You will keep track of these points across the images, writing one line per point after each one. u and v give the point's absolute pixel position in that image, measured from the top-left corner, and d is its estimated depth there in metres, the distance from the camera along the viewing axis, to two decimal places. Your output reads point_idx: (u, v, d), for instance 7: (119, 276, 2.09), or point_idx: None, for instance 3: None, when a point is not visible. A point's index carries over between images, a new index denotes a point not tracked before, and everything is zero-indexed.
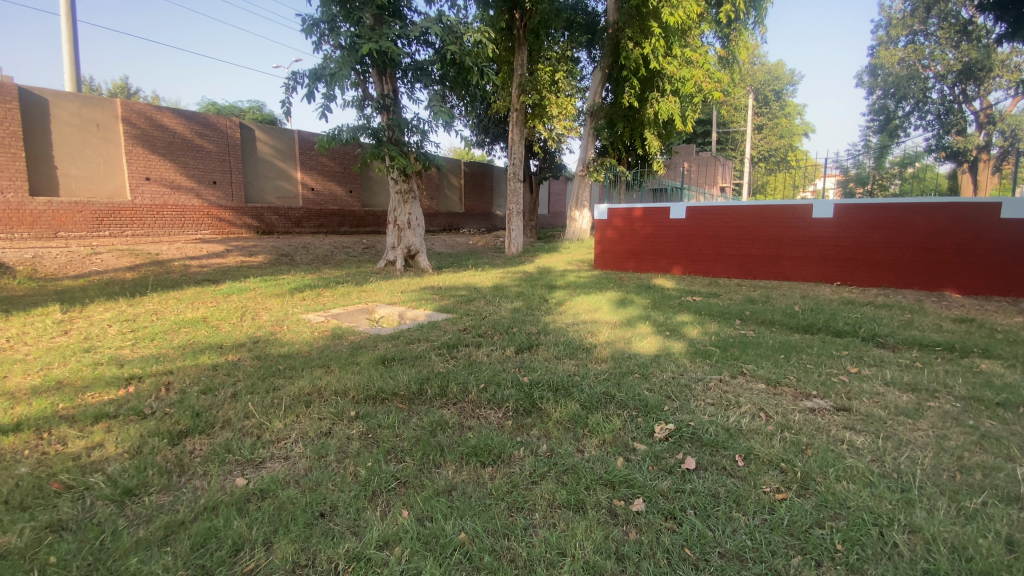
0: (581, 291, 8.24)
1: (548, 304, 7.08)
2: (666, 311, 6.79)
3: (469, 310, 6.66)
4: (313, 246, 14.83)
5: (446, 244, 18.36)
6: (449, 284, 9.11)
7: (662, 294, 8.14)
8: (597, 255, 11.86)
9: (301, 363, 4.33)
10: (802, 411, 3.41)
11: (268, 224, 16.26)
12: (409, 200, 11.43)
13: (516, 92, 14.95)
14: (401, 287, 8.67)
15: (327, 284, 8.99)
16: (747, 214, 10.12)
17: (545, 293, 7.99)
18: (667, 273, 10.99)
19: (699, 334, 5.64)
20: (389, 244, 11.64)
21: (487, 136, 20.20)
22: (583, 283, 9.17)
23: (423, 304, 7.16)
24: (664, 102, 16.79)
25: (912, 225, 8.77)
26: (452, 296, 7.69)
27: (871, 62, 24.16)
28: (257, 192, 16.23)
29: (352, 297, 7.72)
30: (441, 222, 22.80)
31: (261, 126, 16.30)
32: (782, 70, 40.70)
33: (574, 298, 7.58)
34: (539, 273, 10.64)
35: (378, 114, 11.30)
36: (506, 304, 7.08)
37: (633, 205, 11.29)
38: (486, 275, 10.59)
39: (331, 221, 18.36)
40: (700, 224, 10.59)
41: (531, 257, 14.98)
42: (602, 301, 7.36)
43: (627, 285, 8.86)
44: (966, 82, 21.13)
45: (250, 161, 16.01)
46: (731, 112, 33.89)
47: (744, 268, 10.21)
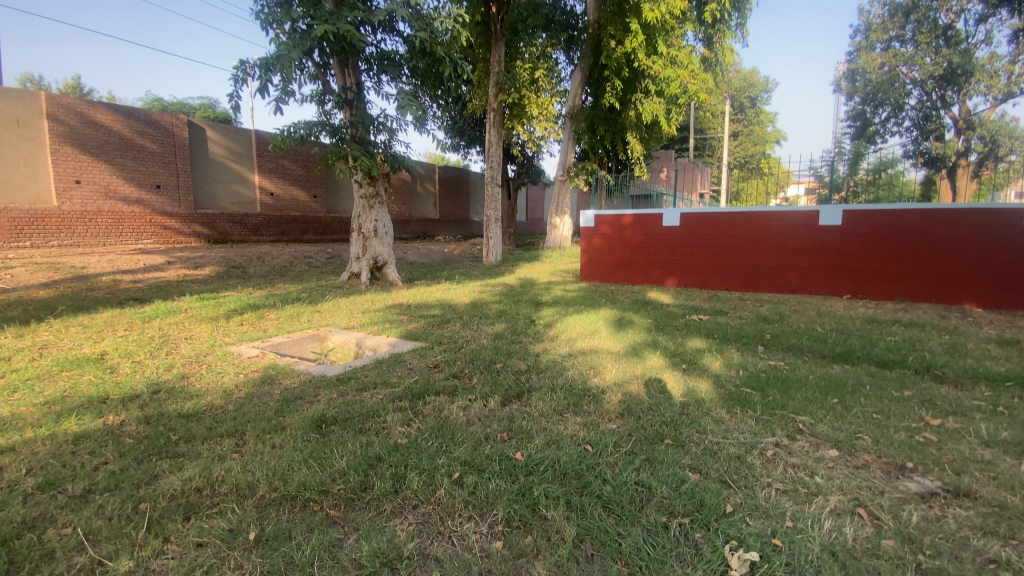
0: (570, 309, 7.20)
1: (536, 327, 6.01)
2: (675, 335, 5.79)
3: (442, 337, 5.55)
4: (270, 256, 13.45)
5: (418, 253, 17.13)
6: (420, 301, 7.96)
7: (664, 311, 7.16)
8: (583, 266, 10.82)
9: (205, 431, 3.14)
10: (912, 503, 2.43)
11: (222, 233, 14.83)
12: (375, 205, 10.19)
13: (493, 91, 13.69)
14: (364, 305, 7.52)
15: (276, 302, 7.73)
16: (747, 220, 9.23)
17: (530, 312, 6.92)
18: (659, 284, 10.02)
19: (723, 367, 4.64)
20: (353, 254, 10.39)
21: (462, 139, 19.08)
22: (573, 298, 8.12)
23: (387, 329, 6.00)
24: (648, 103, 15.99)
25: (930, 232, 7.99)
26: (422, 318, 6.54)
27: (849, 68, 24.02)
28: (210, 197, 14.77)
29: (302, 320, 6.50)
30: (414, 229, 21.61)
31: (213, 125, 14.84)
32: (756, 77, 40.73)
33: (565, 318, 6.52)
34: (522, 287, 9.57)
35: (340, 111, 10.13)
36: (487, 328, 5.98)
37: (622, 211, 10.30)
38: (462, 289, 9.48)
39: (293, 228, 16.99)
40: (695, 232, 9.66)
41: (511, 267, 13.91)
42: (598, 322, 6.33)
43: (622, 301, 7.87)
44: (945, 88, 21.04)
45: (201, 163, 14.54)
46: (708, 117, 33.55)
47: (744, 280, 9.32)
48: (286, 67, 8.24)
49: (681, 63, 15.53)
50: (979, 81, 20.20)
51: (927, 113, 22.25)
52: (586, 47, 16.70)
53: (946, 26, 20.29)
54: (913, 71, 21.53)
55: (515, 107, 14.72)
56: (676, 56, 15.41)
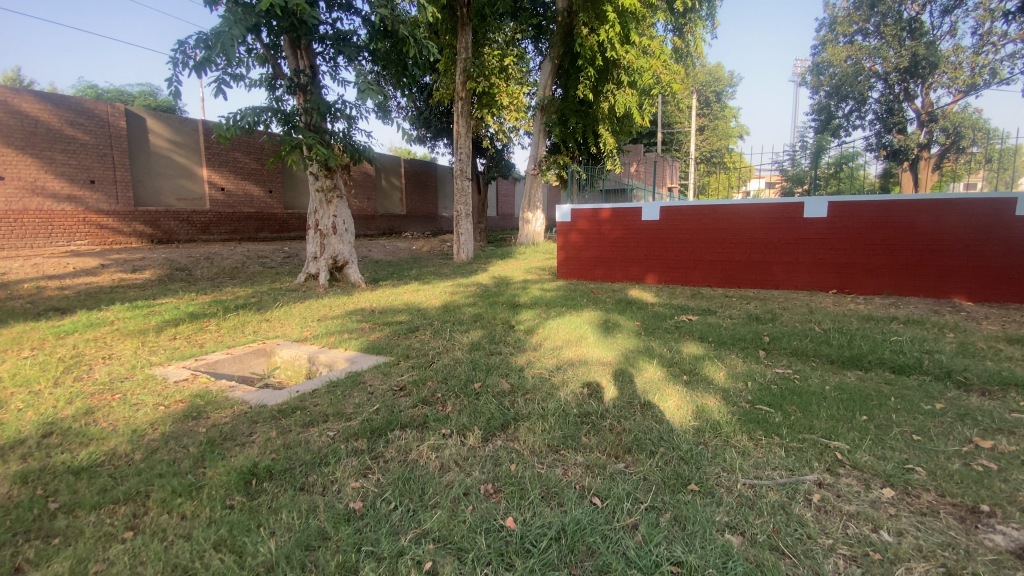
0: (552, 311, 6.62)
1: (516, 333, 5.40)
2: (669, 339, 5.27)
3: (410, 348, 4.86)
4: (220, 256, 12.40)
5: (385, 251, 16.26)
6: (386, 305, 7.24)
7: (652, 311, 6.66)
8: (559, 263, 10.20)
9: (97, 497, 2.41)
10: (1011, 569, 1.94)
11: (167, 232, 13.63)
12: (334, 200, 9.34)
13: (461, 79, 12.97)
14: (324, 312, 6.75)
15: (223, 310, 6.85)
16: (731, 213, 8.77)
17: (507, 316, 6.29)
18: (639, 282, 9.49)
19: (731, 376, 4.13)
20: (310, 253, 9.52)
21: (428, 131, 18.21)
22: (552, 298, 7.53)
23: (348, 340, 5.27)
24: (621, 94, 15.54)
25: (918, 224, 7.75)
26: (387, 326, 5.83)
27: (814, 61, 24.24)
28: (152, 193, 13.52)
29: (249, 332, 5.69)
30: (379, 225, 20.67)
31: (155, 114, 13.59)
32: (721, 72, 41.12)
33: (547, 322, 5.93)
34: (497, 287, 8.94)
35: (294, 97, 9.27)
36: (462, 335, 5.33)
37: (600, 205, 9.73)
38: (431, 290, 8.78)
39: (247, 226, 15.87)
40: (676, 226, 9.16)
41: (483, 265, 13.25)
42: (584, 326, 5.75)
43: (606, 301, 7.33)
44: (909, 80, 21.42)
45: (142, 156, 13.28)
46: (677, 111, 33.53)
47: (728, 276, 8.88)
48: (228, 46, 7.32)
49: (654, 52, 15.12)
50: (942, 73, 20.60)
51: (891, 106, 22.65)
52: (557, 35, 16.11)
53: (910, 19, 20.68)
54: (878, 64, 21.81)
55: (484, 96, 14.00)
56: (649, 46, 14.98)
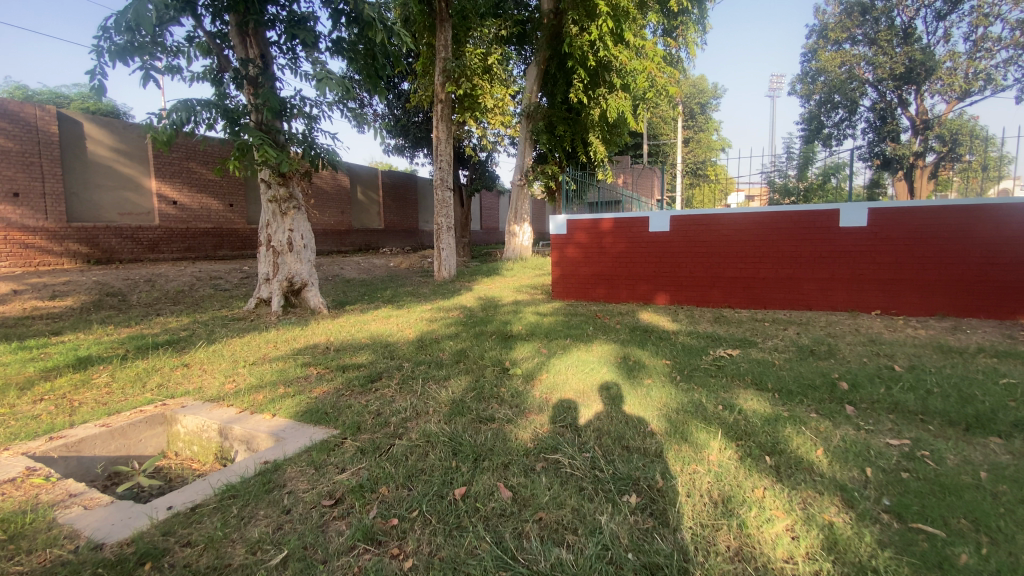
0: (555, 345, 5.25)
1: (515, 382, 4.05)
2: (716, 388, 3.98)
3: (367, 413, 3.46)
4: (166, 278, 10.86)
5: (358, 268, 14.79)
6: (346, 340, 5.80)
7: (677, 342, 5.37)
8: (554, 282, 8.83)
9: None
10: None
11: (108, 251, 12.01)
12: (290, 211, 7.88)
13: (440, 79, 11.66)
14: (265, 351, 5.32)
15: (135, 350, 5.36)
16: (754, 223, 7.47)
17: (499, 353, 4.92)
18: (648, 303, 8.15)
19: (832, 453, 2.84)
20: (262, 275, 8.06)
21: (406, 140, 16.89)
22: (552, 326, 6.20)
23: (284, 396, 3.88)
24: (614, 98, 14.41)
25: (975, 233, 6.54)
26: (341, 375, 4.41)
27: (805, 69, 23.52)
28: (91, 208, 11.89)
29: (151, 387, 4.23)
30: (354, 241, 19.24)
31: (95, 119, 12.00)
32: (705, 84, 40.55)
33: (550, 362, 4.58)
34: (484, 311, 7.57)
35: (242, 93, 7.86)
36: (439, 387, 3.95)
37: (600, 215, 8.40)
38: (406, 316, 7.39)
39: (204, 243, 14.31)
40: (689, 239, 7.82)
41: (468, 283, 11.89)
42: (602, 368, 4.40)
43: (617, 329, 6.00)
44: (902, 87, 20.64)
45: (78, 166, 11.64)
46: (662, 121, 32.62)
47: (751, 295, 7.58)
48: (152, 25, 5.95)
49: (647, 54, 14.10)
50: (937, 78, 19.88)
51: (883, 114, 21.87)
52: (542, 38, 15.04)
53: (902, 25, 20.16)
54: (871, 70, 21.04)
55: (465, 99, 12.73)
56: (642, 46, 13.98)
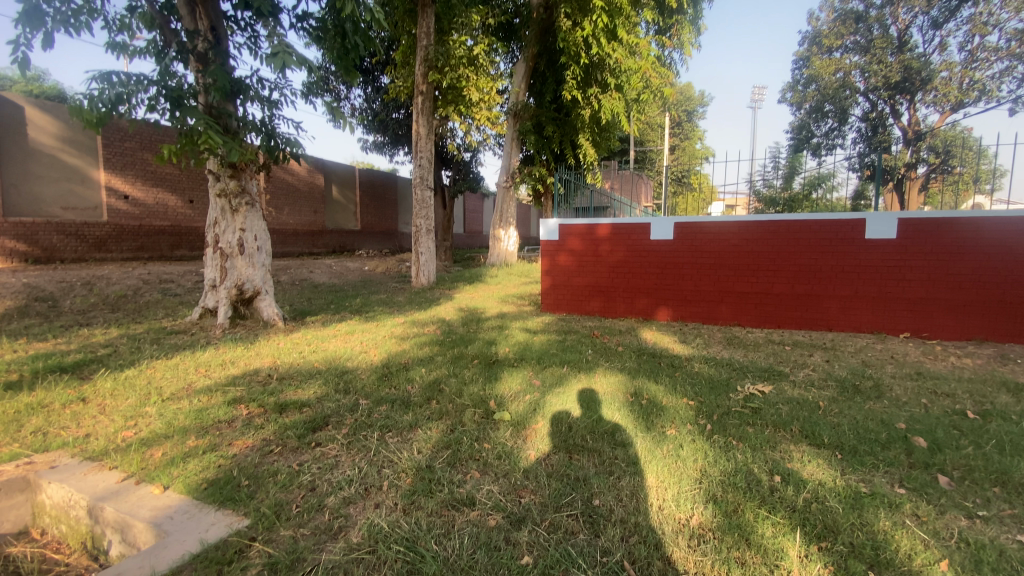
0: (549, 376, 4.31)
1: (501, 435, 3.10)
2: (760, 445, 3.10)
3: (298, 489, 2.49)
4: (108, 280, 9.66)
5: (330, 272, 13.68)
6: (295, 365, 4.79)
7: (697, 374, 4.47)
8: (544, 293, 7.90)
9: None
10: None
11: (49, 249, 10.72)
12: (241, 208, 6.82)
13: (421, 69, 10.70)
14: (191, 382, 4.26)
15: (22, 374, 4.23)
16: (771, 233, 6.63)
17: (481, 387, 3.96)
18: (648, 319, 7.27)
19: (963, 569, 1.97)
20: (207, 281, 6.98)
21: (385, 136, 15.87)
22: (545, 348, 5.28)
23: (189, 455, 2.86)
24: (607, 98, 13.78)
25: (1018, 250, 5.79)
26: (277, 420, 3.40)
27: (796, 77, 23.07)
28: (29, 201, 10.58)
29: (25, 432, 3.09)
30: (328, 242, 18.12)
31: (38, 103, 10.73)
32: (692, 92, 40.09)
33: (546, 402, 3.65)
34: (465, 326, 6.61)
35: (189, 71, 6.78)
36: (403, 443, 2.99)
37: (596, 220, 7.50)
38: (374, 331, 6.40)
39: (159, 242, 13.10)
40: (696, 249, 6.96)
41: (448, 291, 10.91)
42: (610, 411, 3.50)
43: (621, 354, 5.08)
44: (896, 96, 20.27)
45: (15, 155, 10.34)
46: (650, 127, 32.00)
47: (764, 312, 6.76)
48: None
49: (642, 53, 13.19)
50: (931, 89, 19.61)
51: (874, 124, 21.48)
52: (531, 34, 14.17)
53: (898, 35, 19.86)
54: (863, 79, 20.62)
55: (449, 91, 11.77)
56: (636, 45, 13.03)
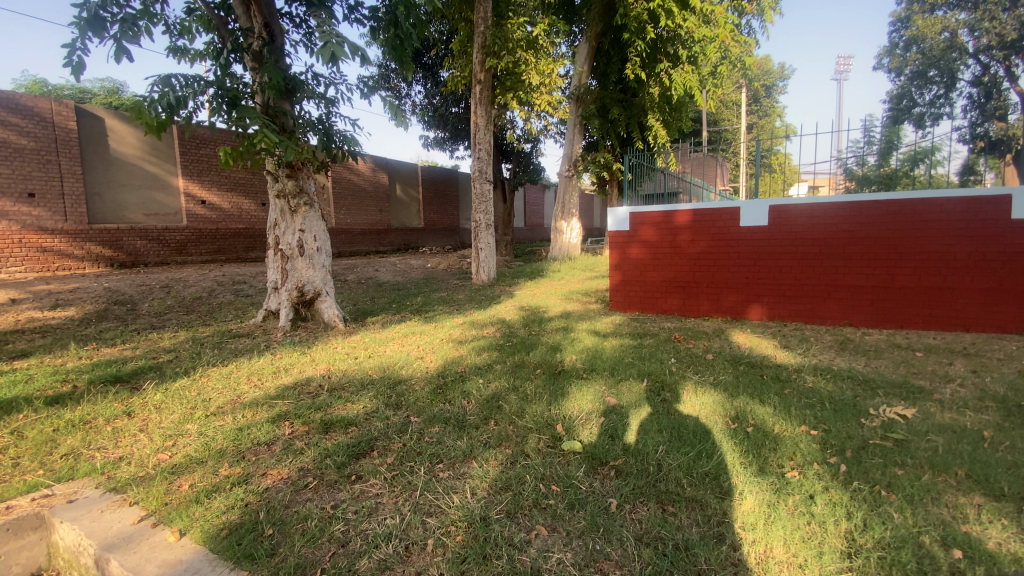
0: (626, 391, 3.68)
1: (574, 473, 2.53)
2: (918, 498, 2.33)
3: (327, 543, 2.07)
4: (186, 283, 10.05)
5: (393, 270, 13.66)
6: (347, 372, 4.47)
7: (811, 391, 3.66)
8: (614, 289, 7.20)
9: None
10: None
11: (133, 253, 11.39)
12: (301, 208, 6.64)
13: (478, 56, 10.26)
14: (239, 393, 4.02)
15: (81, 384, 4.20)
16: (892, 216, 5.53)
17: (547, 405, 3.40)
18: (736, 317, 6.39)
19: None
20: (270, 283, 6.89)
21: (445, 131, 15.64)
22: (618, 354, 4.64)
23: (215, 490, 2.54)
24: (679, 73, 12.66)
25: None
26: (319, 443, 3.02)
27: (893, 39, 20.24)
28: (113, 208, 11.27)
29: (55, 457, 2.97)
30: (392, 240, 18.26)
31: (118, 114, 11.32)
32: (770, 65, 36.89)
33: (627, 427, 3.03)
34: (527, 328, 6.08)
35: (246, 71, 6.67)
36: (455, 480, 2.51)
37: (674, 206, 6.70)
38: (431, 334, 6.01)
39: (235, 244, 13.63)
40: (795, 236, 6.00)
41: (510, 287, 10.44)
42: (710, 441, 2.83)
43: (711, 363, 4.33)
44: (1012, 56, 17.16)
45: (100, 164, 11.01)
46: (725, 106, 29.74)
47: (880, 310, 5.71)
48: None
49: (718, 21, 11.83)
50: None
51: (987, 88, 18.20)
52: (593, 12, 13.33)
53: None
54: (974, 37, 17.63)
55: (508, 78, 11.26)
56: (711, 12, 11.78)
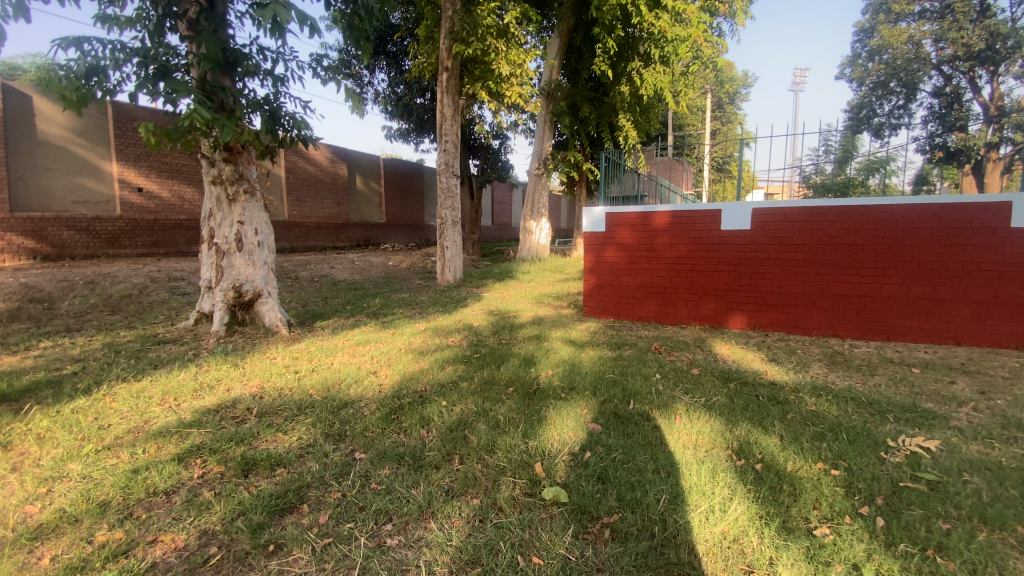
0: (613, 416, 3.18)
1: (559, 539, 2.00)
2: (980, 566, 1.92)
3: None
4: (115, 278, 9.02)
5: (352, 268, 12.83)
6: (284, 391, 3.79)
7: (815, 417, 3.27)
8: (588, 294, 6.72)
9: None
10: None
11: (58, 245, 10.15)
12: (239, 197, 5.88)
13: (446, 42, 9.63)
14: (148, 418, 3.30)
15: None
16: (880, 222, 5.28)
17: (519, 435, 2.86)
18: (717, 326, 6.04)
19: None
20: (202, 281, 6.08)
21: (409, 123, 14.87)
22: (597, 369, 4.13)
23: (80, 570, 1.89)
24: (650, 73, 12.24)
25: None
26: (234, 493, 2.37)
27: (857, 49, 20.60)
28: (37, 194, 10.02)
29: None
30: (352, 236, 17.36)
31: (44, 90, 10.06)
32: (735, 72, 37.42)
33: (619, 467, 2.52)
34: (495, 337, 5.51)
35: (179, 40, 5.80)
36: (406, 552, 1.95)
37: (653, 207, 6.26)
38: (388, 342, 5.36)
39: (176, 237, 12.50)
40: (781, 241, 5.67)
41: (477, 289, 9.86)
42: (720, 487, 2.36)
43: (701, 380, 3.89)
44: (975, 68, 17.55)
45: (22, 146, 9.75)
46: (691, 110, 29.90)
47: (867, 320, 5.45)
48: None
49: (690, 21, 11.52)
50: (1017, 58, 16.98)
51: (949, 100, 18.56)
52: (565, 6, 12.88)
53: None
54: (937, 48, 17.95)
55: (477, 67, 10.64)
56: (684, 10, 11.20)
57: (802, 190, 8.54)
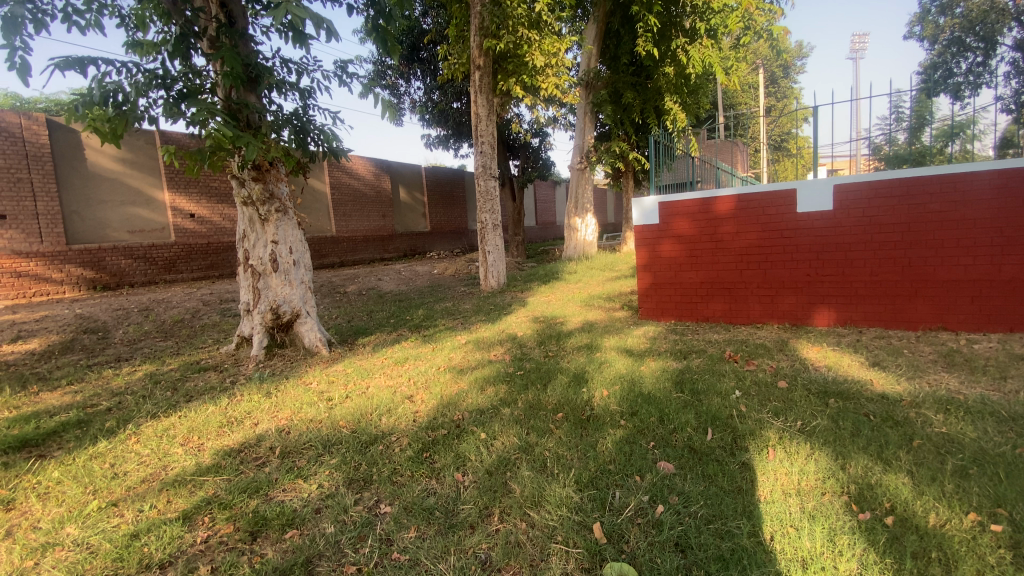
0: (688, 452, 2.62)
1: None
2: None
3: None
4: (170, 304, 9.26)
5: (397, 278, 12.72)
6: (311, 425, 3.46)
7: (951, 444, 2.56)
8: (644, 295, 6.10)
9: None
10: None
11: (117, 273, 10.62)
12: (272, 216, 5.69)
13: (477, 39, 9.27)
14: (167, 463, 3.04)
15: None
16: (996, 190, 4.39)
17: (572, 482, 2.35)
18: (798, 325, 5.28)
19: None
20: (242, 305, 5.94)
21: (446, 128, 14.63)
22: (660, 386, 3.55)
23: None
24: (697, 49, 11.26)
25: None
26: (235, 567, 2.02)
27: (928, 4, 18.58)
28: (94, 226, 10.48)
29: None
30: (398, 246, 17.37)
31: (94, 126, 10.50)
32: (787, 44, 34.99)
33: (703, 530, 1.98)
34: (541, 348, 5.02)
35: (204, 61, 5.68)
36: None
37: (713, 193, 5.56)
38: (425, 360, 4.98)
39: (229, 259, 12.85)
40: (871, 221, 4.85)
41: (523, 293, 9.39)
42: (844, 560, 1.78)
43: (791, 396, 3.24)
44: None
45: (77, 181, 10.21)
46: (741, 89, 28.23)
47: (986, 310, 4.56)
48: None
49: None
50: None
51: None
52: None
53: None
54: None
55: (510, 61, 10.17)
56: None
57: (882, 161, 7.55)
